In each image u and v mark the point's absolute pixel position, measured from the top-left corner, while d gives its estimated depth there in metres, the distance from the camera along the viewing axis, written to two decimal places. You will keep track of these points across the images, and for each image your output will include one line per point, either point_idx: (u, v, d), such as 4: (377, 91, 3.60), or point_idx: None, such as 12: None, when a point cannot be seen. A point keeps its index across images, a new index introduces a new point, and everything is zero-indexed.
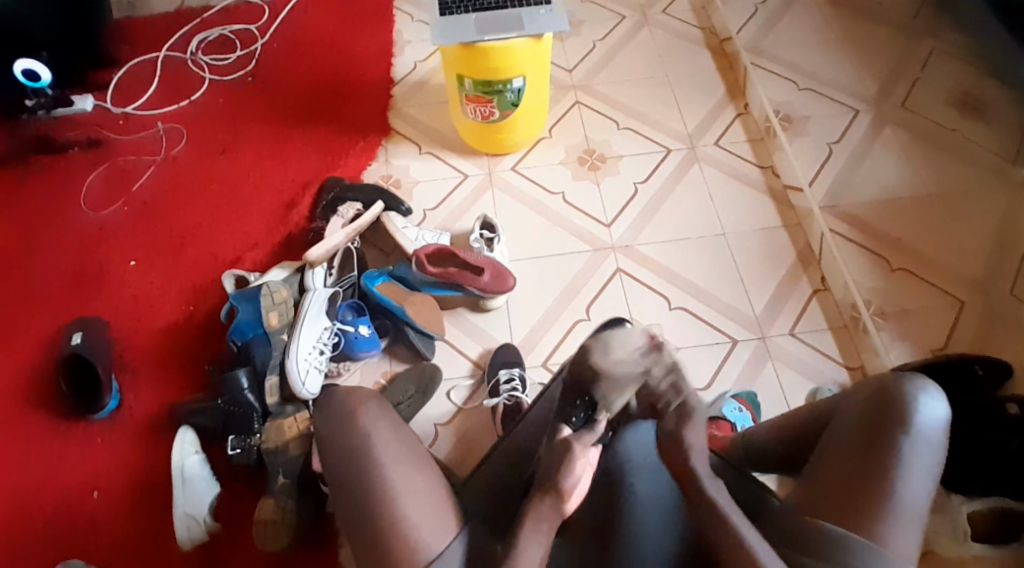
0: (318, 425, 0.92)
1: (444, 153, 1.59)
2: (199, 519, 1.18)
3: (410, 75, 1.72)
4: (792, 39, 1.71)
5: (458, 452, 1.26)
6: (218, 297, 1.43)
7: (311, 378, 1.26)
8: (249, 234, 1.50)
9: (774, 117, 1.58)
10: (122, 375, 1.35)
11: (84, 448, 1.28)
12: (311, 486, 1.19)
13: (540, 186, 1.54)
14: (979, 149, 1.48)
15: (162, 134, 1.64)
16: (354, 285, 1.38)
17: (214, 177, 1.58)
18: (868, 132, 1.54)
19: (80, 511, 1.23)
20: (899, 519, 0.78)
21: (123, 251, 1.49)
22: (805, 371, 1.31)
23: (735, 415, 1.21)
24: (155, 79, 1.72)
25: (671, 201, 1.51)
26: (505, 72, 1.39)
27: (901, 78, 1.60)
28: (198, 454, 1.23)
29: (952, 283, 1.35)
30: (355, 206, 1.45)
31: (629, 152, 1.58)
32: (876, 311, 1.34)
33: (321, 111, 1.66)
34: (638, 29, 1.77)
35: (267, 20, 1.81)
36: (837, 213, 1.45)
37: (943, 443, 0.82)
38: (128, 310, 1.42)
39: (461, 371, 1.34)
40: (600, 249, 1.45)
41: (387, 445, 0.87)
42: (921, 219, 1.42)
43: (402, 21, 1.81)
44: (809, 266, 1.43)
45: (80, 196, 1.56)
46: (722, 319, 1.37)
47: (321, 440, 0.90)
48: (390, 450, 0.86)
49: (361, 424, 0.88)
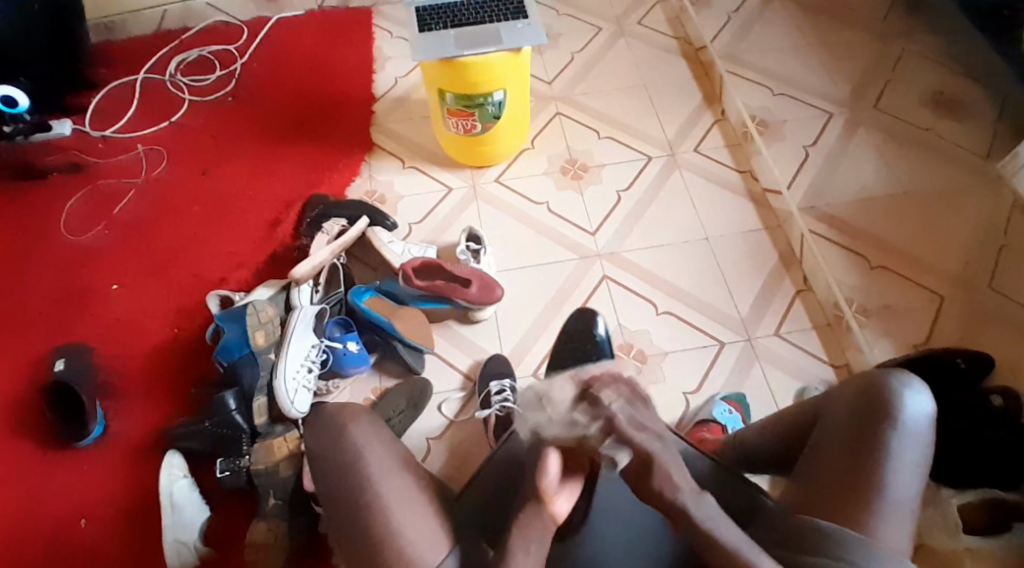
0: (310, 441, 0.91)
1: (427, 167, 1.60)
2: (190, 544, 1.17)
3: (391, 91, 1.73)
4: (765, 45, 1.74)
5: (451, 465, 1.26)
6: (203, 318, 1.42)
7: (300, 397, 1.25)
8: (233, 254, 1.49)
9: (751, 122, 1.61)
10: (107, 399, 1.34)
11: (70, 475, 1.26)
12: (304, 506, 1.17)
13: (524, 197, 1.55)
14: (953, 146, 1.51)
15: (143, 156, 1.64)
16: (341, 301, 1.37)
17: (197, 197, 1.57)
18: (843, 134, 1.57)
19: (67, 540, 1.21)
20: (889, 513, 0.78)
21: (106, 274, 1.48)
22: (791, 371, 1.33)
23: (726, 417, 1.22)
24: (134, 101, 1.72)
25: (654, 207, 1.53)
26: (486, 86, 1.40)
27: (874, 81, 1.63)
28: (185, 478, 1.22)
29: (930, 279, 1.38)
30: (340, 222, 1.45)
31: (611, 160, 1.60)
32: (858, 309, 1.36)
33: (303, 128, 1.66)
34: (615, 39, 1.79)
35: (246, 40, 1.82)
36: (816, 215, 1.47)
37: (930, 435, 0.84)
38: (112, 333, 1.41)
39: (451, 383, 1.34)
40: (586, 257, 1.46)
41: (381, 456, 0.87)
42: (898, 217, 1.45)
43: (381, 38, 1.82)
44: (791, 267, 1.45)
45: (60, 221, 1.55)
46: (709, 322, 1.38)
47: (313, 456, 0.89)
48: (383, 464, 0.86)
49: (352, 437, 0.88)
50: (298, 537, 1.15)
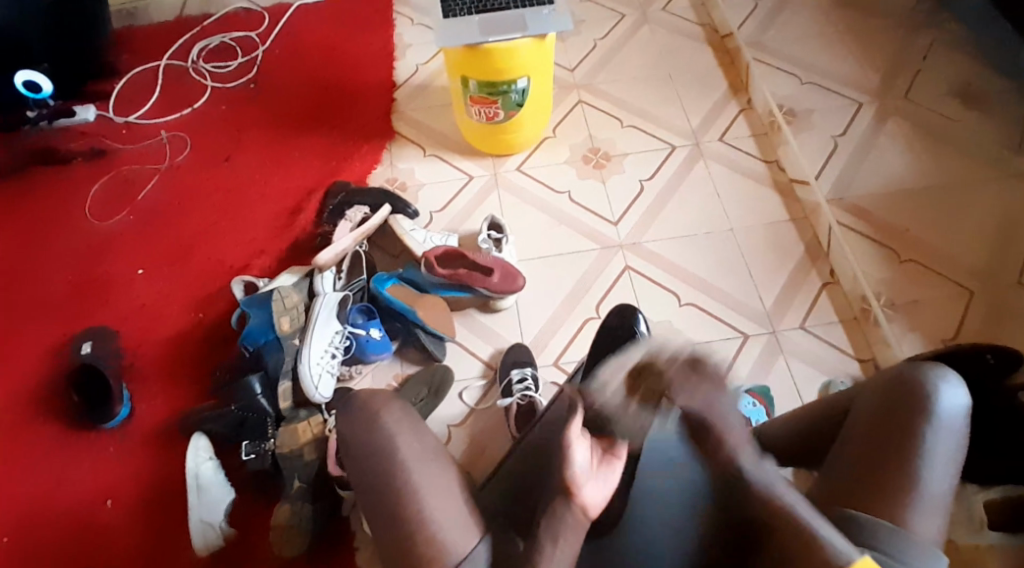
0: (341, 424, 0.92)
1: (448, 155, 1.59)
2: (215, 524, 1.18)
3: (413, 78, 1.72)
4: (793, 32, 1.72)
5: (473, 453, 1.26)
6: (227, 304, 1.43)
7: (324, 382, 1.26)
8: (256, 241, 1.50)
9: (778, 111, 1.59)
10: (133, 383, 1.35)
11: (96, 458, 1.28)
12: (327, 490, 1.18)
13: (545, 186, 1.54)
14: (982, 139, 1.48)
15: (166, 142, 1.64)
16: (364, 288, 1.37)
17: (218, 184, 1.58)
18: (872, 124, 1.55)
19: (95, 520, 1.23)
20: (926, 504, 0.78)
21: (130, 259, 1.49)
22: (816, 363, 1.32)
23: (750, 409, 1.20)
24: (157, 88, 1.72)
25: (676, 197, 1.51)
26: (510, 73, 1.39)
27: (901, 73, 1.60)
28: (212, 460, 1.23)
29: (960, 273, 1.36)
30: (363, 209, 1.45)
31: (633, 149, 1.58)
32: (887, 302, 1.34)
33: (325, 115, 1.66)
34: (639, 26, 1.77)
35: (267, 27, 1.81)
36: (843, 206, 1.46)
37: (965, 429, 0.83)
38: (137, 318, 1.42)
39: (473, 371, 1.34)
40: (608, 247, 1.45)
41: (406, 443, 0.87)
42: (926, 210, 1.43)
43: (402, 24, 1.82)
44: (817, 260, 1.43)
45: (86, 206, 1.56)
46: (731, 314, 1.37)
47: (343, 441, 0.90)
48: (417, 454, 0.86)
49: (383, 421, 0.89)
50: (321, 519, 1.16)
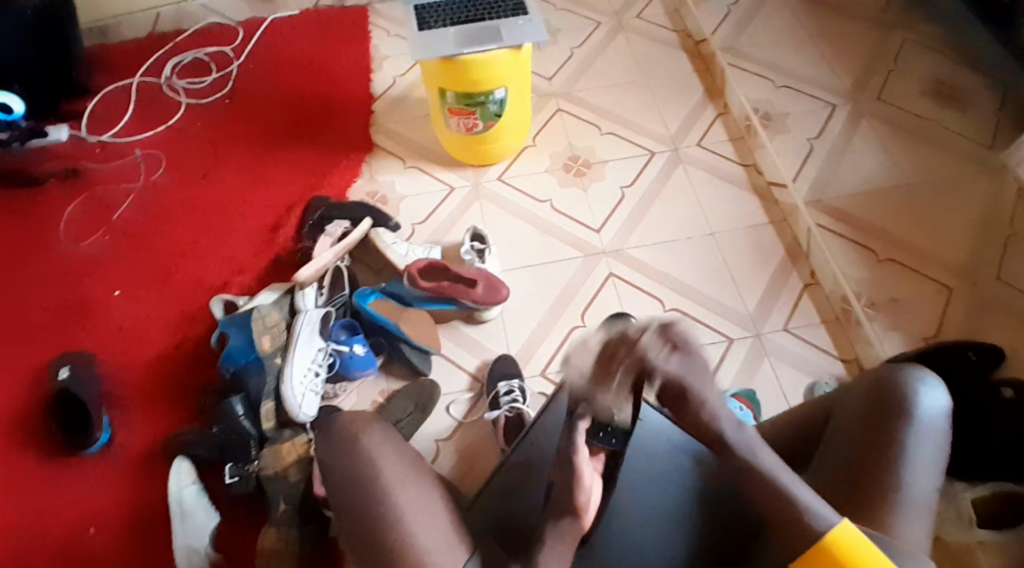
0: (319, 451, 0.91)
1: (428, 166, 1.59)
2: (201, 551, 1.15)
3: (390, 91, 1.71)
4: (765, 35, 1.73)
5: (461, 467, 1.25)
6: (208, 323, 1.41)
7: (308, 401, 1.25)
8: (235, 259, 1.48)
9: (754, 116, 1.60)
10: (113, 407, 1.32)
11: (77, 485, 1.25)
12: (314, 513, 1.16)
13: (527, 195, 1.53)
14: (957, 135, 1.50)
15: (141, 161, 1.62)
16: (347, 304, 1.36)
17: (195, 201, 1.56)
18: (847, 125, 1.56)
19: (78, 549, 1.20)
20: (910, 507, 0.78)
21: (107, 281, 1.47)
22: (800, 366, 1.32)
23: (738, 414, 1.18)
24: (130, 105, 1.70)
25: (658, 201, 1.52)
26: (488, 84, 1.39)
27: (875, 72, 1.62)
28: (195, 483, 1.21)
29: (939, 270, 1.37)
30: (342, 224, 1.44)
31: (613, 156, 1.59)
32: (867, 302, 1.35)
33: (303, 129, 1.65)
34: (614, 34, 1.78)
35: (242, 42, 1.80)
36: (822, 208, 1.47)
37: (946, 430, 0.83)
38: (115, 340, 1.40)
39: (460, 385, 1.32)
40: (592, 254, 1.45)
41: (398, 463, 0.87)
42: (904, 210, 1.44)
43: (378, 37, 1.81)
44: (798, 261, 1.44)
45: (60, 227, 1.53)
46: (714, 318, 1.37)
47: (322, 465, 0.89)
48: (396, 472, 0.86)
49: (365, 448, 0.88)
50: (309, 543, 1.14)
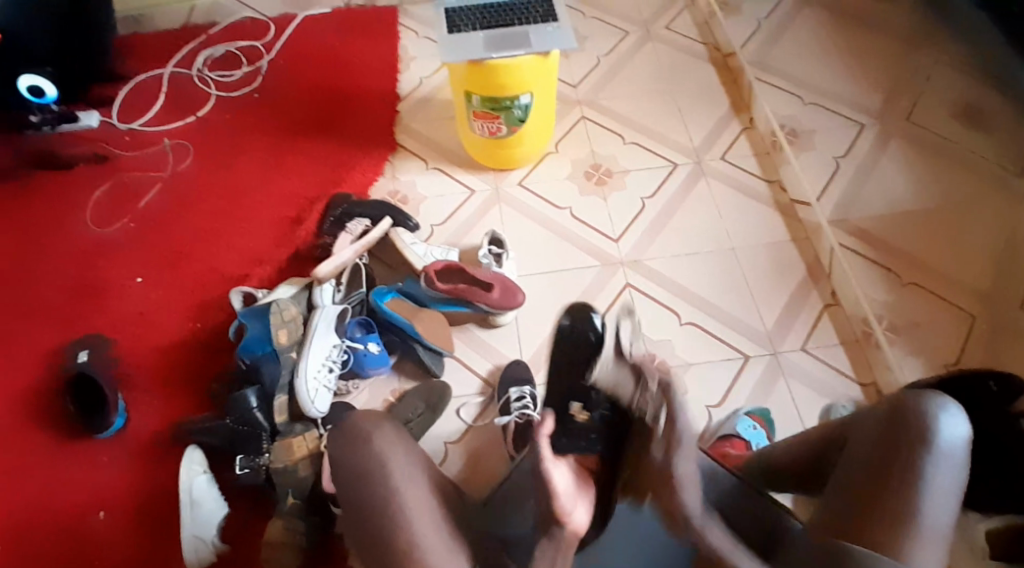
0: (330, 445, 0.90)
1: (450, 168, 1.59)
2: (207, 540, 1.16)
3: (416, 91, 1.72)
4: (795, 51, 1.72)
5: (469, 471, 1.25)
6: (225, 314, 1.42)
7: (321, 397, 1.25)
8: (256, 251, 1.49)
9: (780, 132, 1.59)
10: (129, 393, 1.34)
11: (90, 468, 1.27)
12: (320, 507, 1.18)
13: (547, 202, 1.54)
14: (982, 157, 1.45)
15: (168, 150, 1.64)
16: (364, 302, 1.36)
17: (219, 192, 1.57)
18: (874, 145, 1.54)
19: (88, 531, 1.21)
20: (924, 536, 0.77)
21: (129, 267, 1.48)
22: (815, 386, 1.31)
23: (749, 433, 1.21)
24: (161, 95, 1.72)
25: (679, 213, 1.51)
26: (514, 89, 1.39)
27: (905, 93, 1.58)
28: (205, 473, 1.22)
29: (961, 295, 1.34)
30: (363, 222, 1.45)
31: (636, 166, 1.58)
32: (887, 325, 1.34)
33: (328, 125, 1.66)
34: (643, 44, 1.78)
35: (272, 37, 1.81)
36: (846, 227, 1.46)
37: (966, 461, 0.81)
38: (134, 327, 1.41)
39: (471, 388, 1.33)
40: (609, 264, 1.45)
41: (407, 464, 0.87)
42: (927, 232, 1.41)
43: (407, 37, 1.82)
44: (819, 280, 1.44)
45: (86, 211, 1.55)
46: (730, 333, 1.37)
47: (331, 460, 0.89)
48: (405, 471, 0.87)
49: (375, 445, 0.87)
50: (314, 536, 1.16)
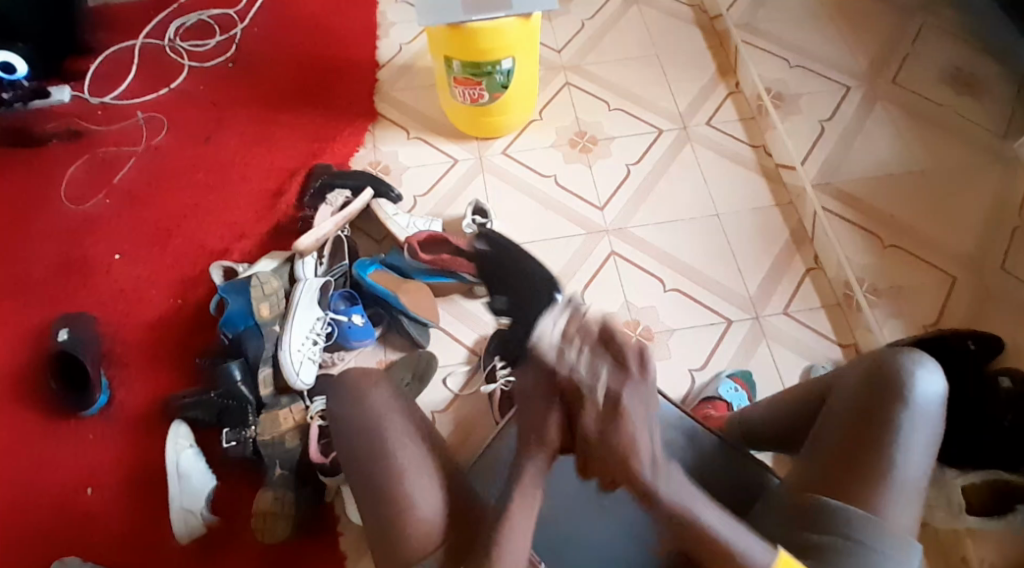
0: (332, 407, 0.91)
1: (432, 138, 1.57)
2: (197, 512, 1.17)
3: (396, 58, 1.69)
4: (780, 13, 1.70)
5: (457, 439, 1.26)
6: (208, 289, 1.41)
7: (306, 368, 1.25)
8: (237, 224, 1.48)
9: (765, 96, 1.57)
10: (112, 370, 1.33)
11: (75, 446, 1.27)
12: (309, 477, 1.19)
13: (531, 169, 1.52)
14: (973, 124, 1.47)
15: (143, 123, 1.61)
16: (346, 274, 1.36)
17: (197, 165, 1.55)
18: (860, 109, 1.53)
19: (75, 508, 1.22)
20: (899, 493, 0.78)
21: (108, 244, 1.46)
22: (798, 348, 1.32)
23: (731, 395, 1.23)
24: (133, 67, 1.68)
25: (663, 180, 1.50)
26: (495, 54, 1.36)
27: (892, 55, 1.58)
28: (193, 447, 1.22)
29: (946, 260, 1.35)
30: (343, 193, 1.43)
31: (620, 133, 1.57)
32: (870, 288, 1.34)
33: (308, 93, 1.63)
34: (627, 7, 1.75)
35: (247, 4, 1.77)
36: (830, 191, 1.45)
37: (940, 415, 0.82)
38: (116, 304, 1.40)
39: (456, 358, 1.33)
40: (594, 232, 1.44)
41: (398, 425, 0.87)
42: (914, 196, 1.42)
43: (386, 3, 1.78)
44: (802, 245, 1.43)
45: (62, 188, 1.53)
46: (714, 300, 1.37)
47: (332, 420, 0.90)
48: (399, 434, 0.87)
49: (370, 408, 0.89)
50: (305, 504, 1.17)
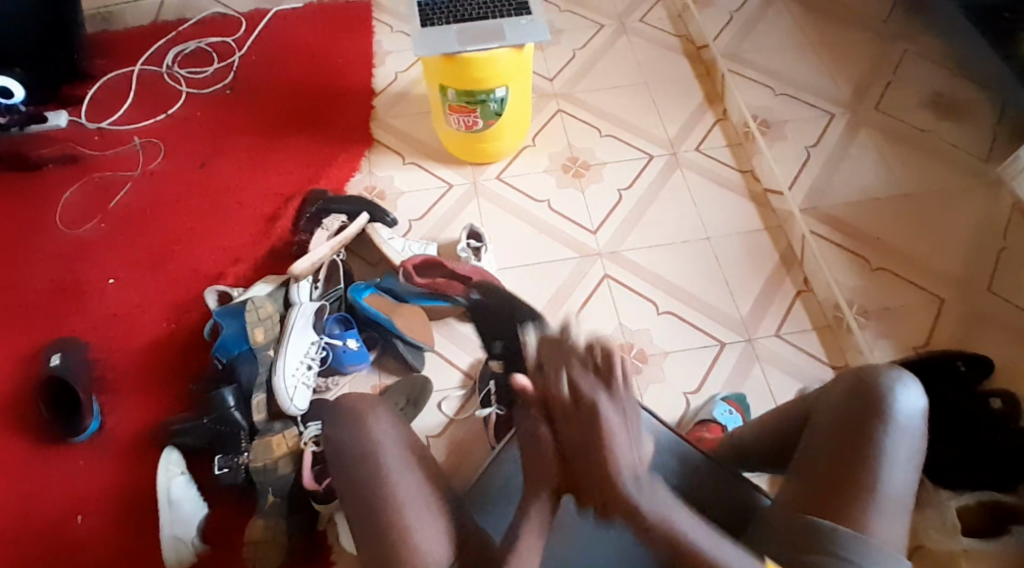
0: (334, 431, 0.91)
1: (427, 163, 1.59)
2: (187, 541, 1.15)
3: (391, 86, 1.71)
4: (766, 43, 1.74)
5: (453, 462, 1.25)
6: (202, 313, 1.41)
7: (300, 394, 1.24)
8: (232, 248, 1.48)
9: (751, 125, 1.60)
10: (104, 395, 1.32)
11: (66, 472, 1.25)
12: (301, 504, 1.17)
13: (525, 195, 1.54)
14: (958, 153, 1.50)
15: (139, 149, 1.62)
16: (342, 297, 1.36)
17: (192, 190, 1.56)
18: (844, 135, 1.57)
19: (62, 536, 1.20)
20: (883, 506, 0.78)
21: (102, 269, 1.46)
22: (789, 369, 1.33)
23: (726, 417, 1.23)
24: (131, 94, 1.70)
25: (655, 204, 1.52)
26: (489, 82, 1.39)
27: (872, 85, 1.62)
28: (184, 474, 1.20)
29: (935, 282, 1.37)
30: (340, 218, 1.44)
31: (612, 158, 1.59)
32: (859, 310, 1.35)
33: (304, 120, 1.65)
34: (617, 37, 1.79)
35: (244, 33, 1.80)
36: (817, 215, 1.47)
37: (921, 430, 0.83)
38: (109, 328, 1.39)
39: (451, 381, 1.33)
40: (587, 255, 1.46)
41: (396, 444, 0.87)
42: (901, 218, 1.44)
43: (381, 32, 1.81)
44: (792, 267, 1.45)
45: (57, 212, 1.53)
46: (708, 322, 1.38)
47: (331, 439, 0.90)
48: (398, 452, 0.87)
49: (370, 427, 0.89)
50: (296, 533, 1.15)
